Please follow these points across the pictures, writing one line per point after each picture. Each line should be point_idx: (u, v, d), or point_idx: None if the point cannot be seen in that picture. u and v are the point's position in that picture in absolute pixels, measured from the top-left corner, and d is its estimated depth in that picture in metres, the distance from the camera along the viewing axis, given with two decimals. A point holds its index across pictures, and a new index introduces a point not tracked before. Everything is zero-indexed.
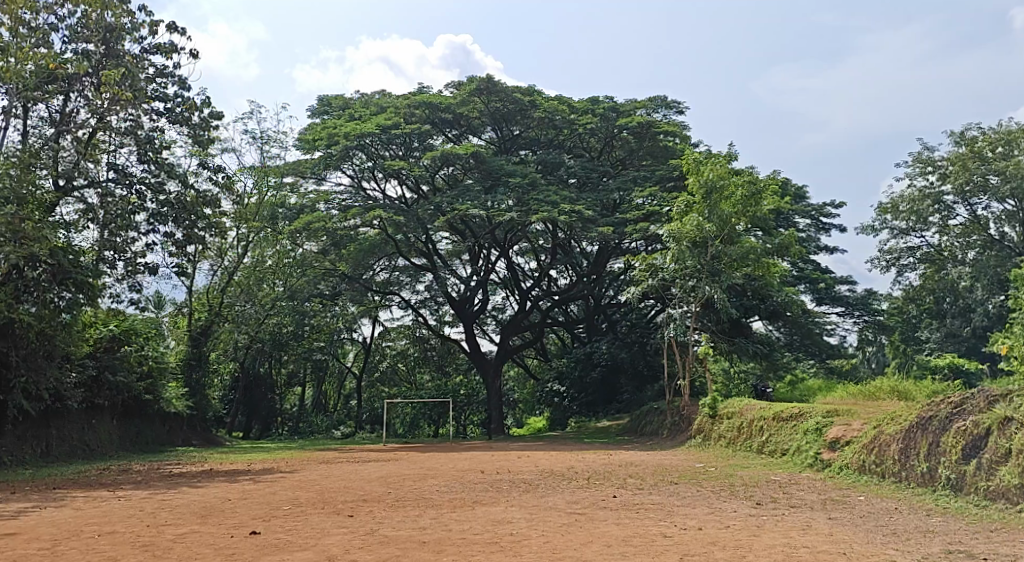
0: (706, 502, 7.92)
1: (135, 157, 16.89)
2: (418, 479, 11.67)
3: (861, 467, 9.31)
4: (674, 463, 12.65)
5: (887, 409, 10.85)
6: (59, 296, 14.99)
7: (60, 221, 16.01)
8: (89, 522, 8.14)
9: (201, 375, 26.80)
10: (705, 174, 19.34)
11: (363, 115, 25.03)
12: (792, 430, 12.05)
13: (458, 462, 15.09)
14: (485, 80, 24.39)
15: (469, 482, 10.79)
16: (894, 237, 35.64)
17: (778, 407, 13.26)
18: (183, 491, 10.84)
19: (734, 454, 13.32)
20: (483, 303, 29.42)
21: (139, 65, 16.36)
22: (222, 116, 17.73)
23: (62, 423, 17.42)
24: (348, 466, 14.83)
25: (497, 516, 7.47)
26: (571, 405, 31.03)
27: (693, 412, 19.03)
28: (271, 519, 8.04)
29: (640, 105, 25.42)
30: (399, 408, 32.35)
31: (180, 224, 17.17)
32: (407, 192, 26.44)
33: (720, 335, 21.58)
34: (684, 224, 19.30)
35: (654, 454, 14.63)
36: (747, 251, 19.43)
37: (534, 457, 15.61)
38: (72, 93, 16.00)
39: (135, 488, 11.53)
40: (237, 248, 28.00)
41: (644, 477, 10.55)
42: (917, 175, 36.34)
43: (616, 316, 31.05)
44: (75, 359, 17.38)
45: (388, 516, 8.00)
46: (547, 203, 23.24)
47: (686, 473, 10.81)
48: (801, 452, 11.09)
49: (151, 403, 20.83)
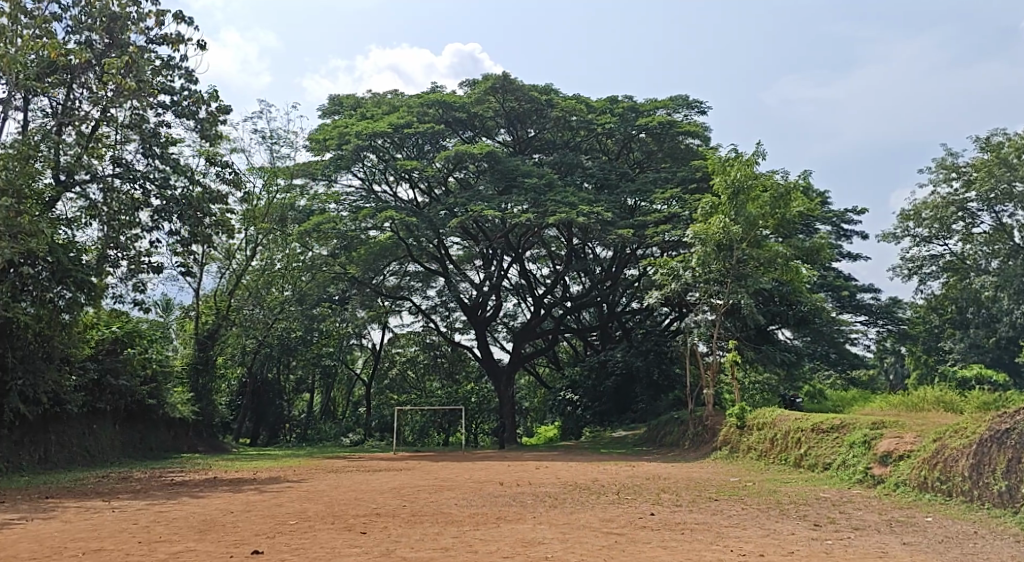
0: (757, 523, 7.17)
1: (139, 152, 16.15)
2: (434, 491, 10.93)
3: (921, 484, 8.53)
4: (706, 477, 11.82)
5: (941, 422, 10.08)
6: (59, 296, 14.41)
7: (59, 218, 15.37)
8: (78, 537, 7.43)
9: (207, 380, 26.06)
10: (733, 174, 18.55)
11: (375, 114, 24.41)
12: (834, 444, 11.26)
13: (473, 472, 14.35)
14: (501, 79, 23.70)
15: (490, 496, 10.03)
16: (916, 245, 34.71)
17: (815, 417, 12.49)
18: (183, 502, 10.14)
19: (768, 469, 12.49)
20: (495, 308, 28.65)
21: (145, 57, 15.72)
22: (230, 110, 17.06)
23: (62, 428, 16.78)
24: (358, 476, 14.11)
25: (527, 537, 6.72)
26: (584, 415, 30.21)
27: (718, 423, 18.19)
28: (276, 536, 7.32)
29: (660, 104, 24.71)
30: (408, 415, 31.53)
31: (187, 221, 16.52)
32: (419, 195, 25.80)
33: (745, 341, 21.11)
34: (710, 226, 18.46)
35: (680, 467, 13.83)
36: (774, 255, 18.67)
37: (553, 468, 14.86)
38: (75, 84, 15.41)
39: (133, 498, 10.83)
40: (246, 249, 27.33)
41: (678, 491, 9.81)
42: (940, 182, 35.47)
43: (631, 324, 30.30)
44: (76, 362, 16.69)
45: (405, 534, 7.26)
46: (564, 205, 22.53)
47: (723, 487, 10.04)
48: (848, 467, 10.32)
49: (156, 409, 20.16)
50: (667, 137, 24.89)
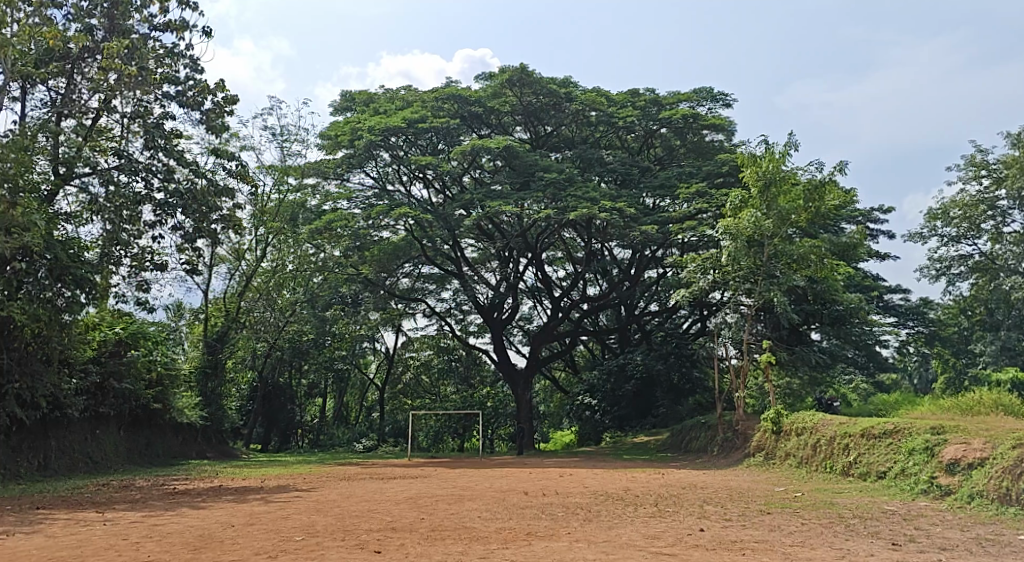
0: (826, 541, 6.29)
1: (141, 144, 15.32)
2: (453, 502, 10.08)
3: (1003, 496, 7.63)
4: (747, 486, 10.91)
5: (1014, 426, 9.14)
6: (58, 295, 13.78)
7: (58, 213, 14.66)
8: (57, 557, 6.61)
9: (217, 384, 25.06)
10: (764, 166, 17.63)
11: (388, 109, 23.71)
12: (889, 450, 10.36)
13: (494, 480, 13.50)
14: (519, 71, 22.78)
15: (515, 508, 9.18)
16: (944, 245, 33.41)
17: (864, 422, 11.59)
18: (181, 515, 9.34)
19: (812, 478, 11.56)
20: (511, 310, 27.84)
21: (147, 46, 15.00)
22: (237, 101, 16.31)
23: (63, 434, 16.07)
24: (373, 484, 13.25)
25: (565, 558, 5.86)
26: (603, 420, 29.12)
27: (750, 428, 17.19)
28: (279, 555, 6.49)
29: (684, 97, 23.70)
30: (422, 419, 30.79)
31: (190, 214, 15.70)
32: (434, 194, 25.05)
33: (779, 342, 20.33)
34: (741, 220, 17.52)
35: (715, 475, 12.94)
36: (809, 251, 17.66)
37: (579, 475, 14.01)
38: (76, 75, 14.72)
39: (130, 509, 10.06)
40: (256, 250, 26.56)
41: (721, 503, 8.94)
42: (969, 180, 34.32)
43: (649, 327, 29.37)
44: (76, 365, 15.98)
45: (425, 553, 6.41)
46: (585, 200, 21.62)
47: (772, 499, 9.15)
48: (908, 477, 9.43)
49: (162, 413, 19.45)
50: (690, 132, 24.02)
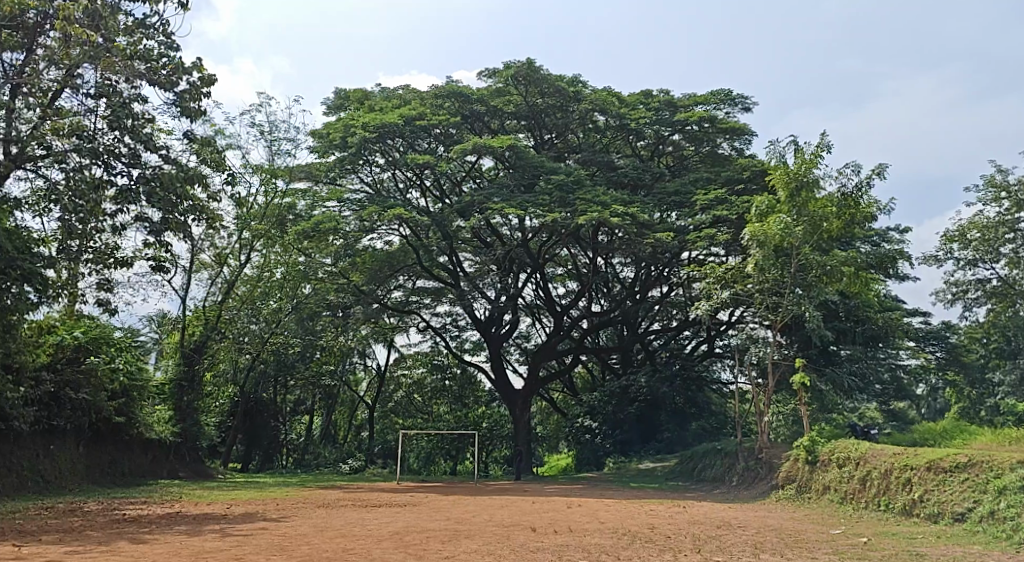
0: None
1: (104, 123, 13.62)
2: (449, 541, 8.41)
3: None
4: (795, 528, 9.28)
5: None
6: (3, 291, 12.10)
7: (7, 201, 13.04)
8: None
9: (194, 398, 23.03)
10: (795, 168, 16.11)
11: (384, 106, 22.10)
12: (968, 489, 8.75)
13: (496, 510, 11.82)
14: (524, 66, 21.63)
15: (526, 551, 7.53)
16: (961, 268, 31.61)
17: (928, 452, 9.99)
18: (115, 551, 7.67)
19: (864, 518, 9.95)
20: (510, 326, 26.22)
21: (116, 17, 13.45)
22: (216, 84, 14.72)
23: (9, 449, 14.34)
24: (356, 512, 11.60)
25: None
26: (605, 444, 27.29)
27: (775, 457, 15.46)
28: None
29: (700, 99, 22.14)
30: (415, 440, 29.00)
31: (156, 203, 13.96)
32: (432, 202, 23.52)
33: (806, 363, 18.69)
34: (769, 227, 15.95)
35: (747, 511, 11.26)
36: (842, 263, 16.05)
37: (592, 507, 12.35)
38: (36, 48, 13.20)
39: (57, 542, 8.38)
40: (240, 255, 24.64)
41: (778, 551, 7.27)
42: (990, 202, 32.66)
43: (653, 348, 27.77)
44: (27, 371, 14.32)
45: None
46: (596, 204, 19.96)
47: (842, 546, 7.51)
48: (1002, 523, 7.83)
49: (126, 427, 17.74)
50: (706, 137, 22.48)
